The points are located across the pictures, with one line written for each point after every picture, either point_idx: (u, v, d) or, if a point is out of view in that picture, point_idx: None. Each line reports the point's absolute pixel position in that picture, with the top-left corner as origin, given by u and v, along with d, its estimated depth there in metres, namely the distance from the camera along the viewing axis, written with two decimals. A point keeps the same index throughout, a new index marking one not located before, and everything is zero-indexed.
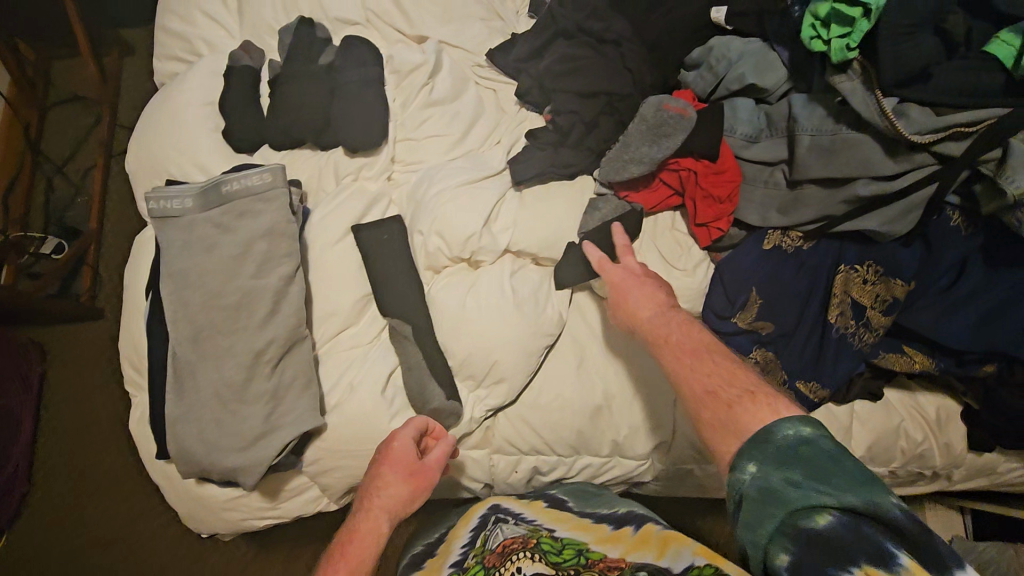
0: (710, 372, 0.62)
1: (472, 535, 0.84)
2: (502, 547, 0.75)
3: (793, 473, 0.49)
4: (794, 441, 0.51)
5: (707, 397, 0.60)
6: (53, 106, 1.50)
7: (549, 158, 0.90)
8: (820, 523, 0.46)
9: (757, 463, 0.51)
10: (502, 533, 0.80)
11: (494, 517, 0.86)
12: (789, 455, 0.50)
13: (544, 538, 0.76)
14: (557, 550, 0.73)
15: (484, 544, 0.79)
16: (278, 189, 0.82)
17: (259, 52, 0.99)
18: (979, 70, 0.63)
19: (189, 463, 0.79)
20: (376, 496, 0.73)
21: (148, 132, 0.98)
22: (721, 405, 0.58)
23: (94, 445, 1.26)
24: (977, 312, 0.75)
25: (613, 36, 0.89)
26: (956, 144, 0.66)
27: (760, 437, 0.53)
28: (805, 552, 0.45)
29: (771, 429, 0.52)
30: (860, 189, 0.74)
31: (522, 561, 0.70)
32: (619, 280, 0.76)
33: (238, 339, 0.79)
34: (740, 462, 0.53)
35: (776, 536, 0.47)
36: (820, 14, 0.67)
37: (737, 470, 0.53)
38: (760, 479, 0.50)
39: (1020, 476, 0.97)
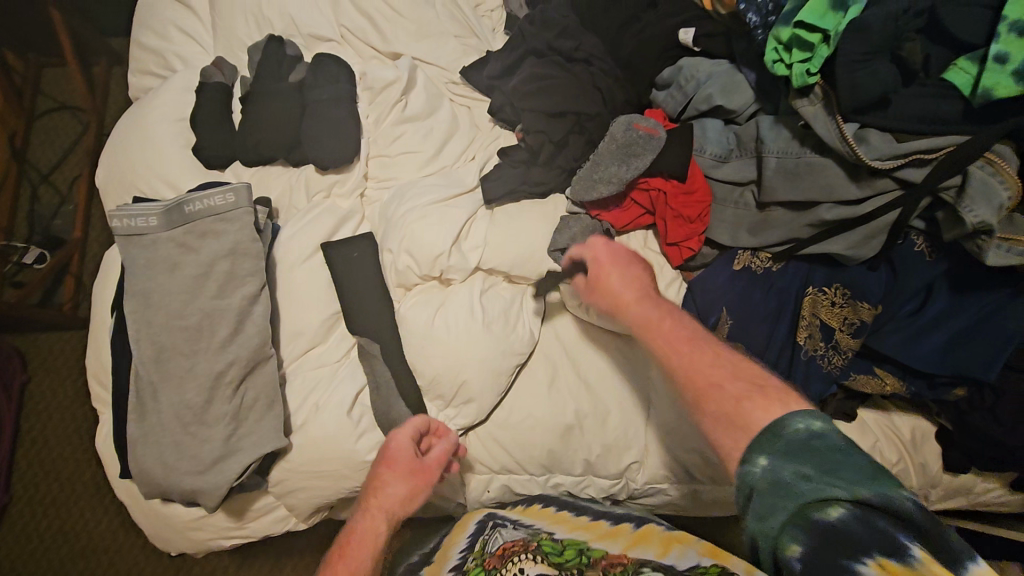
0: (712, 361, 0.54)
1: (470, 540, 0.83)
2: (502, 550, 0.74)
3: (804, 465, 0.43)
4: (805, 431, 0.45)
5: (704, 392, 0.52)
6: (39, 116, 1.51)
7: (520, 177, 0.90)
8: (831, 516, 0.41)
9: (765, 454, 0.45)
10: (502, 537, 0.79)
11: (492, 523, 0.86)
12: (800, 445, 0.44)
13: (545, 539, 0.76)
14: (559, 550, 0.72)
15: (484, 547, 0.78)
16: (240, 209, 0.81)
17: (231, 68, 0.99)
18: (938, 97, 0.62)
19: (149, 485, 0.78)
20: (378, 497, 0.76)
21: (118, 148, 0.97)
22: (727, 401, 0.50)
23: (79, 453, 1.26)
24: (944, 336, 0.74)
25: (582, 56, 0.89)
26: (917, 170, 0.65)
27: (769, 430, 0.46)
28: (815, 549, 0.40)
29: (780, 420, 0.46)
30: (824, 214, 0.74)
31: (525, 562, 0.69)
32: (602, 256, 0.67)
33: (199, 360, 0.78)
34: (746, 456, 0.47)
35: (786, 531, 0.42)
36: (782, 38, 0.67)
37: (744, 460, 0.46)
38: (767, 471, 0.45)
39: (997, 497, 0.96)
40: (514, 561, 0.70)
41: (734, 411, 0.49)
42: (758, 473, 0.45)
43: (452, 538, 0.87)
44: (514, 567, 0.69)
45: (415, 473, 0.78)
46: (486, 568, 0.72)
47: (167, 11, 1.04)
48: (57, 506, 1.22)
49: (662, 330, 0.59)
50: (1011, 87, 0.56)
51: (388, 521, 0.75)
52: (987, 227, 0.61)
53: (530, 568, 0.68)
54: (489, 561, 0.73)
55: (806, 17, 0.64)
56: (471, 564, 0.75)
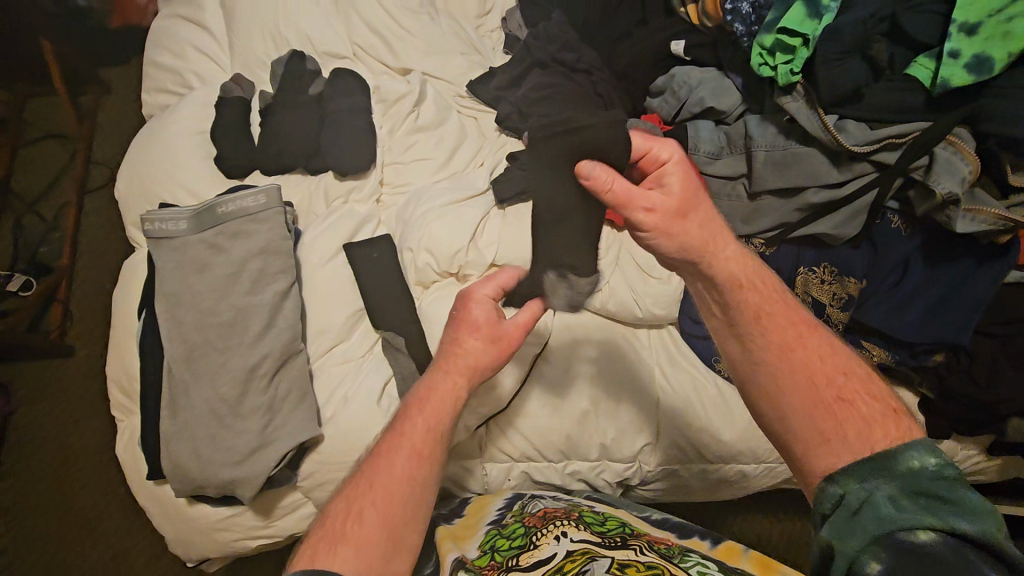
0: (820, 359, 0.60)
1: (506, 503, 0.88)
2: (543, 513, 0.79)
3: (900, 492, 0.49)
4: (916, 469, 0.50)
5: (831, 404, 0.57)
6: (26, 144, 1.50)
7: (530, 178, 0.96)
8: (920, 538, 0.46)
9: (862, 478, 0.52)
10: (541, 504, 0.83)
11: (527, 495, 0.90)
12: (908, 480, 0.50)
13: (585, 511, 0.80)
14: (600, 522, 0.77)
15: (522, 509, 0.83)
16: (273, 210, 0.85)
17: (250, 83, 1.04)
18: (905, 90, 0.72)
19: (184, 481, 0.80)
20: (459, 354, 0.70)
21: (137, 160, 1.01)
22: (844, 410, 0.57)
23: (73, 479, 1.25)
24: (922, 308, 0.82)
25: (584, 66, 0.97)
26: (890, 153, 0.75)
27: (881, 457, 0.52)
28: (897, 560, 0.45)
29: (890, 451, 0.52)
30: (811, 197, 0.81)
31: (566, 528, 0.72)
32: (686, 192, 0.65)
33: (232, 355, 0.80)
34: (843, 478, 0.53)
35: (870, 542, 0.47)
36: (766, 44, 0.77)
37: (839, 482, 0.53)
38: (861, 492, 0.51)
39: (975, 463, 1.04)
40: (556, 525, 0.73)
41: (860, 435, 0.54)
42: (852, 493, 0.51)
43: (484, 501, 0.92)
44: (556, 531, 0.72)
45: (495, 337, 0.71)
46: (525, 524, 0.77)
47: (185, 32, 1.10)
48: (46, 538, 1.21)
49: (778, 323, 0.63)
50: (967, 77, 0.67)
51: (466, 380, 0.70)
52: (954, 197, 0.70)
53: (572, 533, 0.70)
54: (529, 519, 0.78)
55: (789, 23, 0.74)
56: (509, 520, 0.81)
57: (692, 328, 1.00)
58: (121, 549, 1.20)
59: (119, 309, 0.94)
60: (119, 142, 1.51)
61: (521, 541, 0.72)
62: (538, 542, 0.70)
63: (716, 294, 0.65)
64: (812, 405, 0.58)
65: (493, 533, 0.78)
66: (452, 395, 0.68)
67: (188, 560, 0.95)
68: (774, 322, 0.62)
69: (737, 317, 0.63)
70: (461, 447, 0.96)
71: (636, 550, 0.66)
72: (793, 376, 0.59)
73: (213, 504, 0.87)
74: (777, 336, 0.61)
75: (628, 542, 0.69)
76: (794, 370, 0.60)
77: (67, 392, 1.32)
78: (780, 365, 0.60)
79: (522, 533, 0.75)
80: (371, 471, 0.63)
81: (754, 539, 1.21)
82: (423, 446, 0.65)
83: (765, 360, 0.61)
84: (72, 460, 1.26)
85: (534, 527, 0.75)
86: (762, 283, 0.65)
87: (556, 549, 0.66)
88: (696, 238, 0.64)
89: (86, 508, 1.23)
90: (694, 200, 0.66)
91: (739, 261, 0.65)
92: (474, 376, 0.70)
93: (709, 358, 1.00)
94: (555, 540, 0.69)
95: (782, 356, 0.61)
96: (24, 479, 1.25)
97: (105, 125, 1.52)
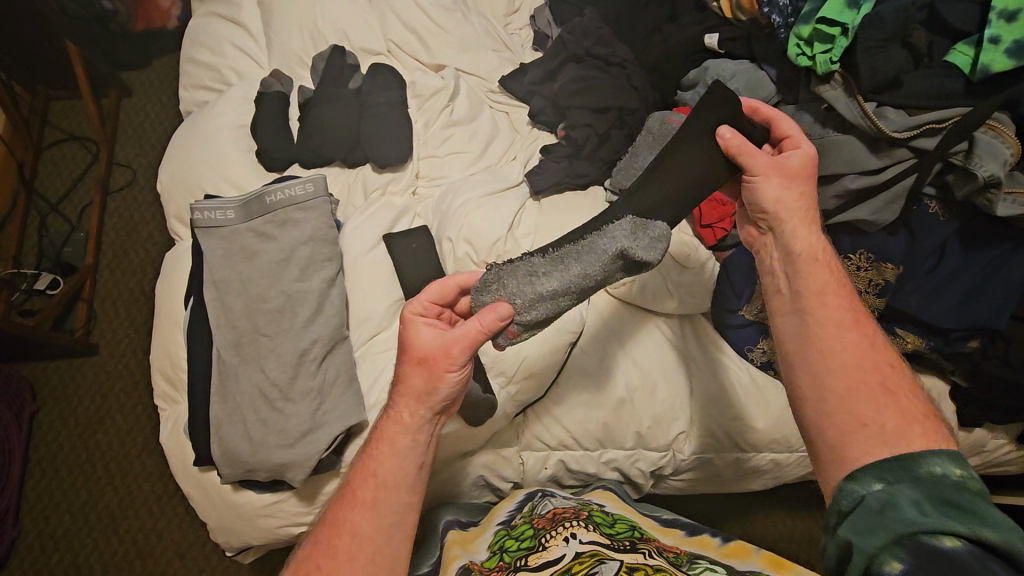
0: (865, 350, 0.62)
1: (519, 504, 0.89)
2: (552, 514, 0.80)
3: (920, 496, 0.50)
4: (938, 476, 0.51)
5: (875, 390, 0.60)
6: (47, 147, 1.50)
7: (565, 169, 0.98)
8: (945, 544, 0.45)
9: (883, 480, 0.53)
10: (551, 503, 0.84)
11: (540, 493, 0.90)
12: (930, 485, 0.51)
13: (594, 511, 0.81)
14: (609, 523, 0.78)
15: (532, 509, 0.85)
16: (319, 199, 0.88)
17: (289, 79, 1.07)
18: (943, 77, 0.74)
19: (234, 465, 0.81)
20: (404, 389, 0.67)
21: (178, 154, 1.03)
22: (884, 395, 0.59)
23: (99, 477, 1.25)
24: (958, 293, 0.84)
25: (618, 60, 1.00)
26: (928, 139, 0.77)
27: (905, 458, 0.54)
28: (918, 560, 0.45)
29: (911, 461, 0.53)
30: (849, 183, 0.83)
31: (576, 528, 0.74)
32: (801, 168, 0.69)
33: (282, 341, 0.82)
34: (863, 478, 0.54)
35: (892, 541, 0.47)
36: (804, 35, 0.80)
37: (859, 481, 0.55)
38: (879, 492, 0.52)
39: (1005, 454, 1.05)
40: (565, 526, 0.75)
41: (897, 427, 0.57)
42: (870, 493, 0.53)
43: (499, 506, 0.92)
44: (566, 532, 0.74)
45: (427, 360, 0.65)
46: (535, 526, 0.79)
47: (222, 30, 1.13)
48: (73, 537, 1.22)
49: (838, 310, 0.64)
50: (1006, 62, 0.69)
51: (409, 416, 0.66)
52: (995, 180, 0.73)
53: (581, 535, 0.72)
54: (539, 521, 0.79)
55: (827, 14, 0.77)
56: (519, 520, 0.83)
57: (727, 318, 0.98)
58: (148, 545, 1.21)
59: (163, 299, 0.96)
60: (144, 142, 1.51)
61: (529, 543, 0.75)
62: (548, 544, 0.73)
63: (784, 262, 0.68)
64: (858, 381, 0.60)
65: (503, 534, 0.81)
66: (399, 439, 0.66)
67: (229, 548, 0.95)
68: (835, 308, 0.64)
69: (799, 290, 0.66)
70: (500, 435, 0.96)
71: (645, 554, 0.69)
72: (842, 356, 0.62)
73: (258, 491, 0.87)
74: (832, 319, 0.64)
75: (635, 546, 0.71)
76: (843, 355, 0.62)
77: (86, 391, 1.31)
78: (831, 342, 0.63)
79: (531, 534, 0.77)
80: (330, 531, 0.63)
81: (784, 533, 1.20)
82: (372, 497, 0.63)
83: (817, 334, 0.64)
84: (94, 459, 1.27)
85: (544, 529, 0.76)
86: (829, 269, 0.67)
87: (565, 551, 0.70)
88: (792, 202, 0.68)
89: (112, 506, 1.24)
90: (808, 177, 0.70)
91: (810, 237, 0.68)
92: (423, 407, 0.66)
93: (743, 348, 0.98)
94: (565, 542, 0.72)
95: (835, 336, 0.63)
96: (49, 479, 1.26)
97: (127, 126, 1.52)
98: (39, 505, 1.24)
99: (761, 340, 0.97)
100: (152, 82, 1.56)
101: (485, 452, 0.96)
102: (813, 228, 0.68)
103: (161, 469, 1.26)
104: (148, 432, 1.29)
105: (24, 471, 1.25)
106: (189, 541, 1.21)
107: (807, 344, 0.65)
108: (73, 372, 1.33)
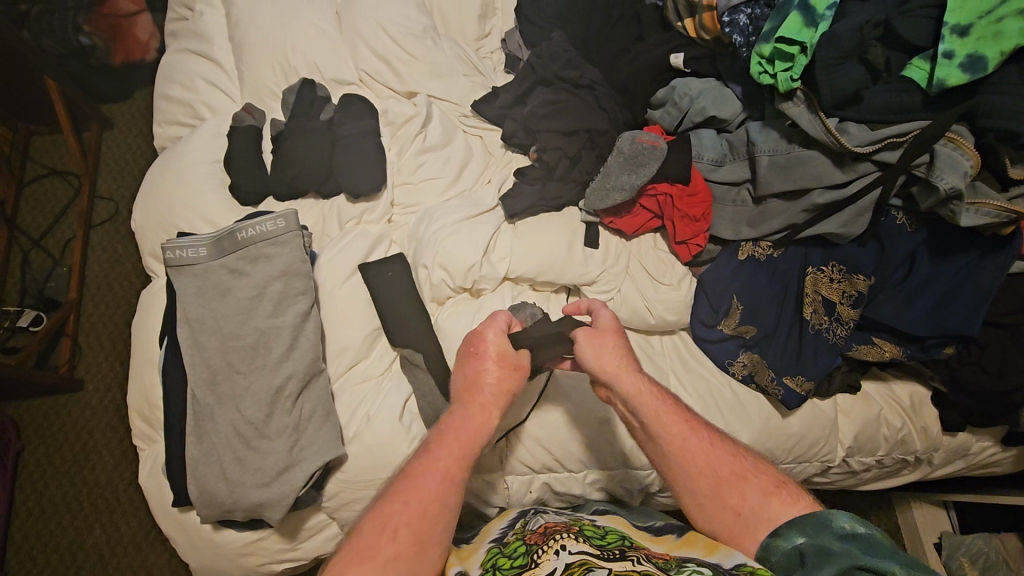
0: (729, 458, 0.68)
1: (509, 522, 0.81)
2: (544, 529, 0.72)
3: (844, 545, 0.58)
4: (851, 528, 0.59)
5: (746, 468, 0.68)
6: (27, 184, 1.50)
7: (539, 192, 0.98)
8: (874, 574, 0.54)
9: (806, 535, 0.61)
10: (542, 518, 0.77)
11: (531, 511, 0.83)
12: (847, 536, 0.59)
13: (586, 525, 0.73)
14: (600, 535, 0.70)
15: (524, 526, 0.77)
16: (291, 233, 0.88)
17: (261, 112, 1.08)
18: (902, 91, 0.76)
19: (212, 505, 0.81)
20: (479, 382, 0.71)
21: (153, 190, 1.03)
22: (750, 470, 0.68)
23: (80, 524, 1.23)
24: (929, 302, 0.86)
25: (586, 82, 1.01)
26: (891, 153, 0.79)
27: (819, 516, 0.61)
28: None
29: (827, 517, 0.61)
30: (816, 198, 0.86)
31: (567, 540, 0.66)
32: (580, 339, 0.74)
33: (256, 377, 0.82)
34: (787, 532, 0.62)
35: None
36: (765, 53, 0.80)
37: (785, 535, 0.62)
38: (806, 546, 0.60)
39: (990, 457, 1.05)
40: (556, 539, 0.67)
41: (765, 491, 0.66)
42: (796, 547, 0.60)
43: (491, 524, 0.84)
44: (556, 544, 0.66)
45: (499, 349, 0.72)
46: (527, 542, 0.70)
47: (195, 65, 1.14)
48: None
49: (674, 424, 0.69)
50: (961, 76, 0.70)
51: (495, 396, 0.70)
52: (958, 192, 0.74)
53: (571, 546, 0.65)
54: (529, 537, 0.71)
55: (786, 33, 0.77)
56: (511, 538, 0.74)
57: (704, 333, 0.96)
58: None
59: (140, 337, 0.96)
60: (123, 175, 1.51)
61: (522, 561, 0.66)
62: (539, 560, 0.64)
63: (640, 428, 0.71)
64: (723, 483, 0.66)
65: (495, 551, 0.72)
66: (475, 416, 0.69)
67: None
68: (667, 422, 0.69)
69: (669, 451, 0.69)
70: (481, 461, 0.93)
71: (634, 560, 0.61)
72: (715, 474, 0.67)
73: (238, 530, 0.86)
74: (677, 438, 0.68)
75: (625, 554, 0.63)
76: (711, 467, 0.67)
77: (70, 430, 1.29)
78: (704, 467, 0.67)
79: (523, 551, 0.68)
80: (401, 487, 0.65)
81: None
82: (451, 472, 0.66)
83: (700, 458, 0.68)
84: (80, 496, 1.25)
85: (535, 545, 0.68)
86: (654, 394, 0.71)
87: (556, 565, 0.62)
88: (610, 361, 0.72)
89: (92, 554, 1.21)
90: (614, 334, 0.74)
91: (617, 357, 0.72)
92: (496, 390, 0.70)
93: (723, 362, 0.95)
94: (555, 555, 0.64)
95: (685, 447, 0.68)
96: (34, 519, 1.24)
97: (108, 159, 1.52)
98: (21, 553, 1.21)
99: (742, 353, 0.94)
100: (129, 115, 1.56)
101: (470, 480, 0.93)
102: (639, 378, 0.72)
103: (142, 515, 1.24)
104: (129, 478, 1.26)
105: (9, 512, 1.23)
106: None
107: (689, 473, 0.68)
108: (56, 411, 1.31)
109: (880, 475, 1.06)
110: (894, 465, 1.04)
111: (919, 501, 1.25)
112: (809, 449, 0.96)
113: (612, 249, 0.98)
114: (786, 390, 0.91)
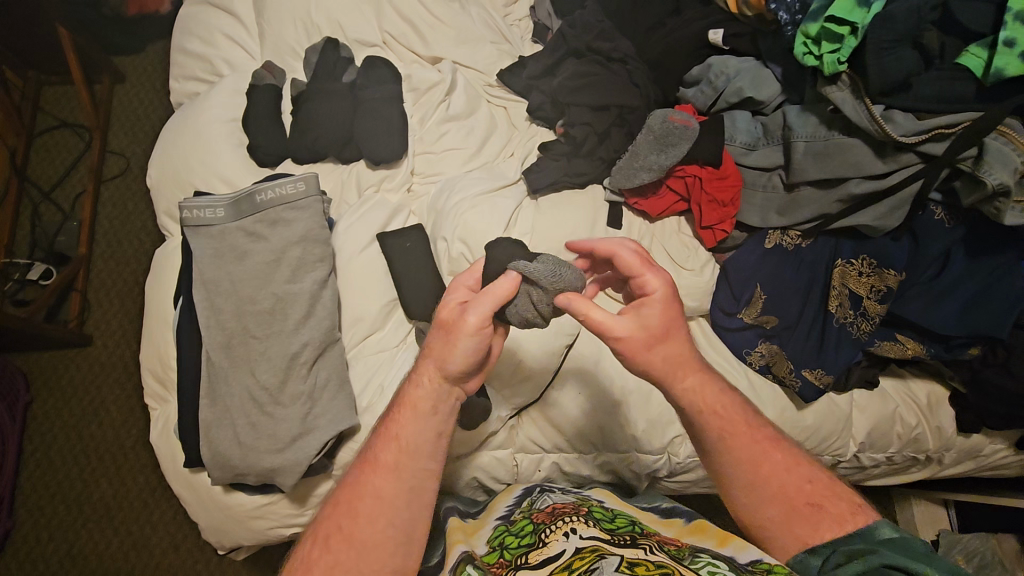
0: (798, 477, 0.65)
1: (516, 500, 0.80)
2: (553, 508, 0.71)
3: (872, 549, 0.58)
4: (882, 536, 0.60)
5: (807, 490, 0.64)
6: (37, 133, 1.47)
7: (563, 168, 0.95)
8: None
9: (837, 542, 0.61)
10: (551, 498, 0.75)
11: (538, 489, 0.82)
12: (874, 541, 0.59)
13: (594, 507, 0.72)
14: (609, 519, 0.68)
15: (531, 505, 0.75)
16: (311, 198, 0.86)
17: (281, 71, 1.04)
18: (954, 79, 0.74)
19: (224, 468, 0.81)
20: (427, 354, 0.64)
21: (168, 148, 1.01)
22: (814, 497, 0.64)
23: (87, 476, 1.24)
24: (960, 302, 0.84)
25: (619, 55, 0.98)
26: (938, 145, 0.76)
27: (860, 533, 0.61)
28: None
29: (864, 526, 0.61)
30: (853, 188, 0.83)
31: (575, 523, 0.65)
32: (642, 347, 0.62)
33: (272, 343, 0.81)
34: (823, 548, 0.61)
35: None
36: (811, 33, 0.77)
37: (816, 550, 0.61)
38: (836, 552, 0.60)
39: (1002, 459, 1.04)
40: (564, 521, 0.66)
41: (826, 529, 0.62)
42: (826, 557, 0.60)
43: (497, 499, 0.84)
44: (565, 527, 0.64)
45: (453, 326, 0.61)
46: (534, 521, 0.69)
47: (214, 19, 1.10)
48: (66, 528, 1.21)
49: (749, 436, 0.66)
50: (1021, 66, 0.68)
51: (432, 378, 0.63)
52: (1005, 189, 0.72)
53: (581, 530, 0.63)
54: (538, 516, 0.70)
55: (835, 13, 0.74)
56: (518, 515, 0.73)
57: (725, 320, 0.94)
58: (137, 547, 1.20)
59: (153, 297, 0.95)
60: (135, 132, 1.47)
61: (528, 539, 0.65)
62: (547, 539, 0.63)
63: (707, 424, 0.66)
64: (791, 504, 0.64)
65: (502, 530, 0.71)
66: (421, 404, 0.63)
67: (218, 548, 0.94)
68: (744, 432, 0.65)
69: (738, 449, 0.66)
70: (493, 438, 0.93)
71: (646, 549, 0.59)
72: (783, 493, 0.64)
73: (248, 492, 0.87)
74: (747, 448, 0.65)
75: (636, 541, 0.61)
76: (773, 481, 0.65)
77: (78, 385, 1.29)
78: (769, 480, 0.65)
79: (530, 530, 0.67)
80: (357, 491, 0.61)
81: None
82: (393, 460, 0.61)
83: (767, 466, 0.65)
84: (89, 451, 1.26)
85: (542, 525, 0.67)
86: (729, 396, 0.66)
87: (565, 546, 0.60)
88: (683, 355, 0.64)
89: (99, 506, 1.23)
90: (677, 324, 0.63)
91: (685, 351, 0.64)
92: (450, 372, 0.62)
93: (740, 350, 0.93)
94: (565, 537, 0.62)
95: (758, 463, 0.65)
96: (43, 470, 1.25)
97: (121, 113, 1.48)
98: (29, 503, 1.23)
99: (761, 342, 0.92)
100: (143, 69, 1.52)
101: (478, 454, 0.92)
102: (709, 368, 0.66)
103: (150, 471, 1.25)
104: (136, 435, 1.27)
105: (19, 463, 1.24)
106: (183, 535, 1.21)
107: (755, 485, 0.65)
108: (65, 366, 1.31)
109: (888, 472, 1.06)
110: (904, 463, 1.03)
111: (921, 499, 1.25)
112: (822, 442, 0.95)
113: (636, 231, 0.96)
114: (804, 382, 0.89)
